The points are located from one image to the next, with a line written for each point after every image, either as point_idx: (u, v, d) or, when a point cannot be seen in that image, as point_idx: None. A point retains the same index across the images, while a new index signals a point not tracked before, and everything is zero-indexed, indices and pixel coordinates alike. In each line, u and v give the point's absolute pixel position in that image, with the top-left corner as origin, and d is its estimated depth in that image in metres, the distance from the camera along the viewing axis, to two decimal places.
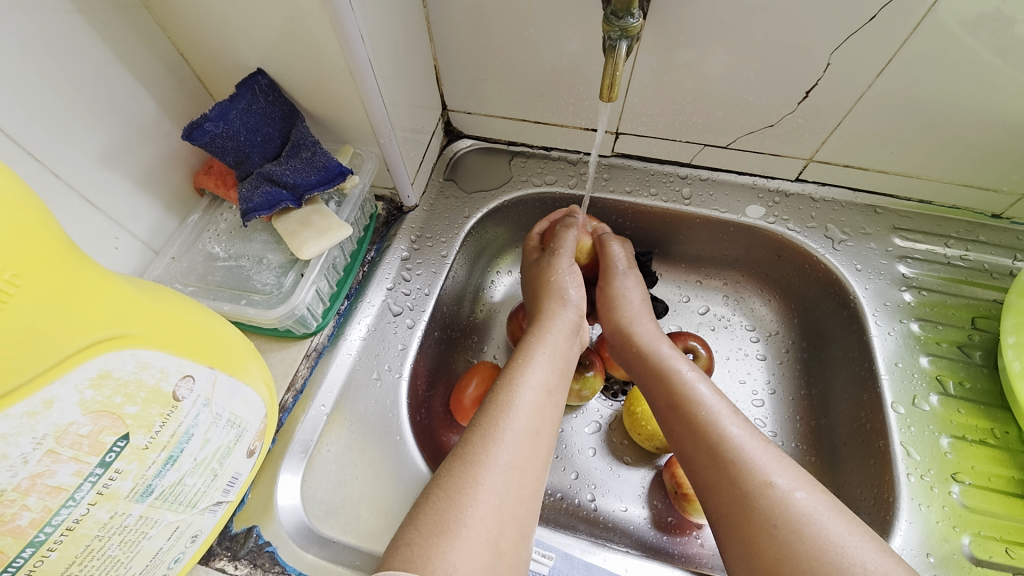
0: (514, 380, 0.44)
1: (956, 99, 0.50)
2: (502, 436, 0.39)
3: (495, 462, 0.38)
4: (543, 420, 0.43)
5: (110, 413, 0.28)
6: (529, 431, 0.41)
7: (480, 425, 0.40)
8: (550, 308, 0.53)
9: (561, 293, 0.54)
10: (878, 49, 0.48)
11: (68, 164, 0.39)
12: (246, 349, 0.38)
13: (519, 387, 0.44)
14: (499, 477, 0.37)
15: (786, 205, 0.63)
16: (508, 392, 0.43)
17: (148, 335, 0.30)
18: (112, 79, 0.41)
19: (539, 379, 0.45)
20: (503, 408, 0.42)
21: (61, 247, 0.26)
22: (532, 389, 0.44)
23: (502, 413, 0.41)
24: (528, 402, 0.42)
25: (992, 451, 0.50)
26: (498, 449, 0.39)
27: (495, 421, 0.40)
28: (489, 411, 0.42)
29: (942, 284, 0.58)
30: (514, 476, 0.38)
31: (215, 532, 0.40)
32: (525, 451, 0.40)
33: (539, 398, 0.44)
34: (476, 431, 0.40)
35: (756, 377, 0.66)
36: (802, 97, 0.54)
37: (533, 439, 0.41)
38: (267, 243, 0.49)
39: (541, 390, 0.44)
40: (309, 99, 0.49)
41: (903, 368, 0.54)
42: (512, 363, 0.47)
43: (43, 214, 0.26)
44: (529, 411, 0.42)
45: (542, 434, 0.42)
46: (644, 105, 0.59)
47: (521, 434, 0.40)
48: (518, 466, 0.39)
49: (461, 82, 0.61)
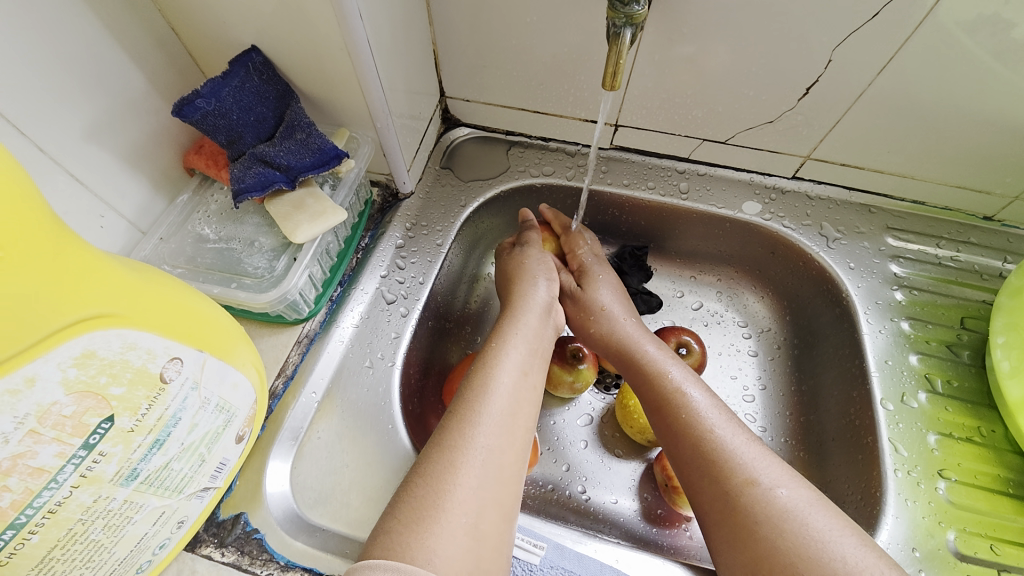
0: (491, 364, 0.44)
1: (954, 100, 0.50)
2: (480, 419, 0.39)
3: (472, 446, 0.38)
4: (520, 403, 0.42)
5: (94, 394, 0.27)
6: (506, 414, 0.40)
7: (458, 411, 0.40)
8: (526, 294, 0.53)
9: (539, 278, 0.54)
10: (880, 48, 0.47)
11: (52, 139, 0.38)
12: (236, 332, 0.37)
13: (495, 369, 0.43)
14: (479, 461, 0.37)
15: (782, 202, 0.64)
16: (484, 375, 0.43)
17: (135, 315, 0.29)
18: (99, 51, 0.40)
19: (515, 363, 0.45)
20: (479, 392, 0.41)
21: (45, 220, 0.25)
22: (508, 372, 0.43)
23: (480, 398, 0.41)
24: (505, 387, 0.42)
25: (978, 449, 0.51)
26: (476, 433, 0.38)
27: (472, 406, 0.40)
28: (465, 396, 0.41)
29: (933, 284, 0.59)
30: (492, 458, 0.38)
31: (202, 518, 0.40)
32: (502, 433, 0.39)
33: (515, 380, 0.43)
34: (452, 416, 0.40)
35: (747, 373, 0.66)
36: (802, 94, 0.53)
37: (509, 422, 0.40)
38: (259, 226, 0.48)
39: (517, 373, 0.44)
40: (305, 80, 0.48)
41: (893, 366, 0.55)
42: (491, 347, 0.46)
43: (25, 184, 0.24)
44: (506, 394, 0.42)
45: (520, 416, 0.42)
46: (645, 97, 0.58)
47: (498, 417, 0.40)
48: (496, 448, 0.38)
49: (460, 68, 0.60)
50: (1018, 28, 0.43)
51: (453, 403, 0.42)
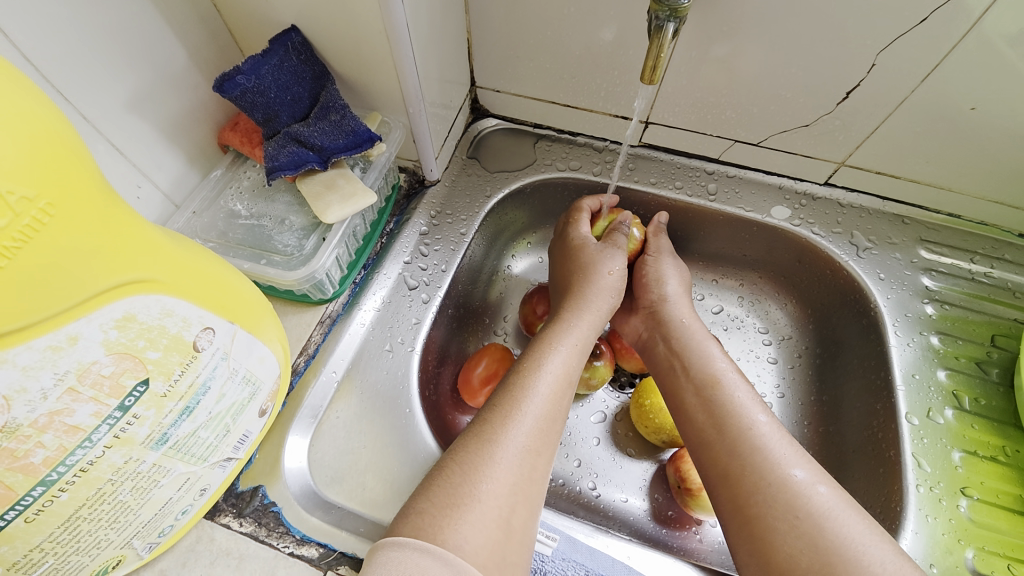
0: (537, 365, 0.44)
1: (1001, 112, 0.48)
2: (520, 418, 0.39)
3: (510, 441, 0.38)
4: (560, 407, 0.42)
5: (131, 356, 0.28)
6: (546, 416, 0.40)
7: (499, 406, 0.40)
8: (583, 286, 0.52)
9: (610, 288, 0.52)
10: (926, 54, 0.46)
11: (95, 106, 0.39)
12: (263, 308, 0.37)
13: (541, 372, 0.43)
14: (516, 458, 0.37)
15: (812, 208, 0.63)
16: (530, 376, 0.43)
17: (172, 283, 0.29)
18: (144, 23, 0.41)
19: (558, 366, 0.44)
20: (522, 392, 0.41)
21: (94, 184, 0.25)
22: (552, 375, 0.43)
23: (523, 396, 0.41)
24: (546, 389, 0.42)
25: (1002, 469, 0.49)
26: (515, 431, 0.38)
27: (513, 403, 0.40)
28: (512, 390, 0.41)
29: (965, 299, 0.57)
30: (528, 458, 0.38)
31: (222, 488, 0.40)
32: (540, 436, 0.39)
33: (559, 385, 0.43)
34: (494, 411, 0.40)
35: (766, 380, 0.66)
36: (841, 98, 0.52)
37: (548, 426, 0.40)
38: (290, 205, 0.49)
39: (562, 378, 0.44)
40: (341, 61, 0.48)
41: (920, 380, 0.53)
42: (534, 349, 0.46)
43: (78, 146, 0.24)
44: (548, 397, 0.42)
45: (557, 422, 0.41)
46: (678, 94, 0.57)
47: (538, 419, 0.40)
48: (533, 449, 0.38)
49: (493, 58, 0.60)
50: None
51: (497, 393, 0.42)
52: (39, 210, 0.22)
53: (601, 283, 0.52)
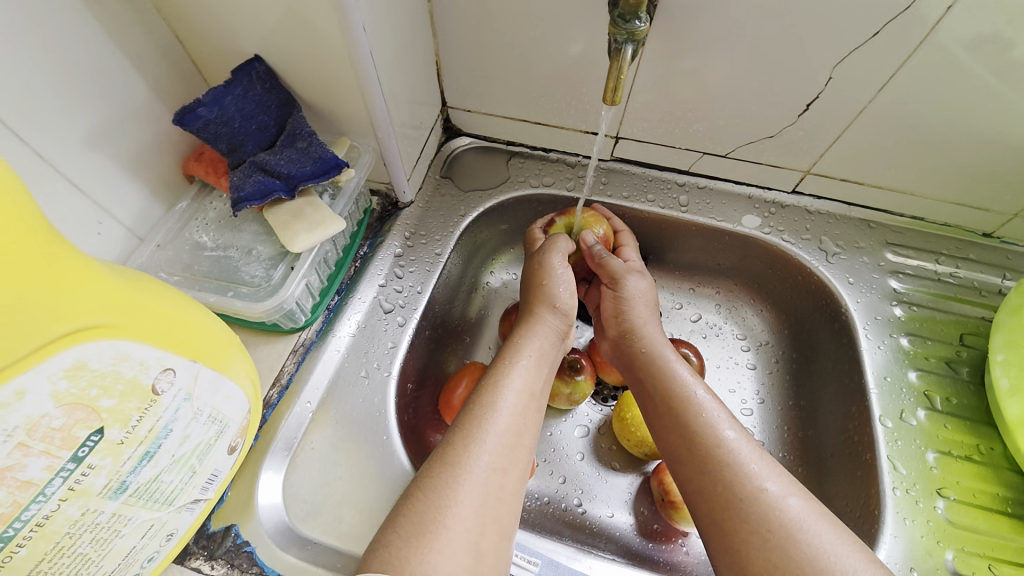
0: (499, 382, 0.43)
1: (955, 117, 0.50)
2: (485, 436, 0.39)
3: (475, 462, 0.37)
4: (526, 424, 0.42)
5: (84, 405, 0.27)
6: (511, 432, 0.40)
7: (462, 425, 0.40)
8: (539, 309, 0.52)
9: (553, 301, 0.51)
10: (880, 65, 0.48)
11: (51, 144, 0.38)
12: (231, 341, 0.37)
13: (503, 388, 0.43)
14: (482, 478, 0.37)
15: (782, 216, 0.64)
16: (492, 393, 0.42)
17: (129, 325, 0.29)
18: (101, 58, 0.40)
19: (523, 383, 0.44)
20: (484, 409, 0.41)
21: (18, 219, 0.24)
22: (515, 392, 0.43)
23: (487, 414, 0.40)
24: (511, 404, 0.42)
25: (977, 468, 0.50)
26: (480, 450, 0.38)
27: (478, 421, 0.40)
28: (472, 410, 0.41)
29: (932, 300, 0.59)
30: (495, 477, 0.37)
31: (192, 531, 0.39)
32: (506, 453, 0.39)
33: (523, 401, 0.43)
34: (458, 431, 0.39)
35: (745, 387, 0.66)
36: (803, 109, 0.53)
37: (513, 442, 0.40)
38: (257, 234, 0.48)
39: (525, 394, 0.43)
40: (307, 89, 0.48)
41: (891, 382, 0.54)
42: (498, 364, 0.45)
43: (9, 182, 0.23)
44: (512, 413, 0.41)
45: (525, 438, 0.41)
46: (645, 109, 0.58)
47: (504, 435, 0.39)
48: (499, 468, 0.38)
49: (462, 79, 0.61)
50: (1019, 47, 0.44)
51: (467, 403, 0.42)
52: None
53: (559, 299, 0.52)
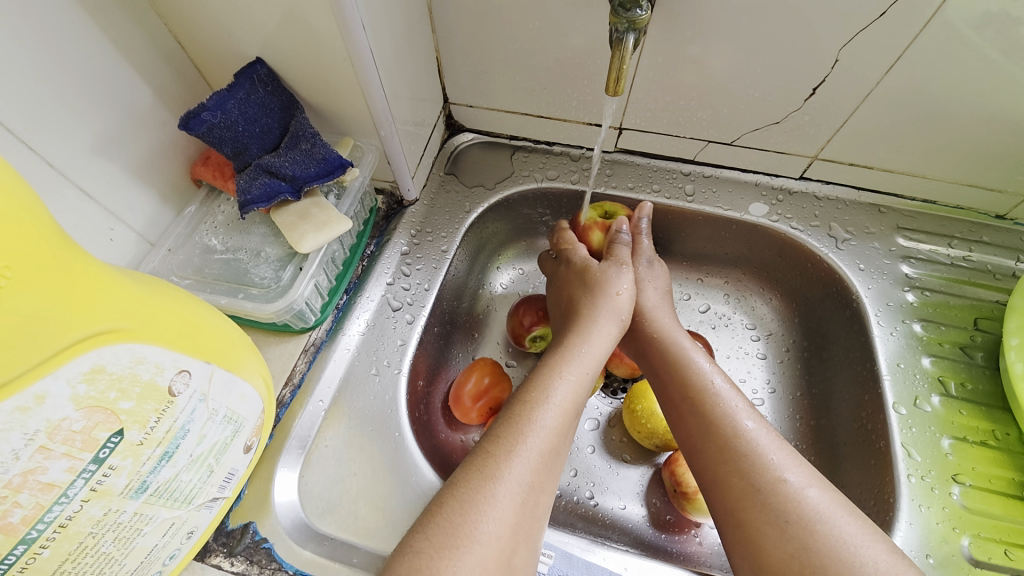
0: (545, 394, 0.43)
1: (964, 97, 0.49)
2: (524, 453, 0.39)
3: (512, 479, 0.37)
4: (564, 437, 0.42)
5: (103, 408, 0.27)
6: (552, 450, 0.40)
7: (504, 439, 0.39)
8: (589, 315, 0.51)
9: (615, 312, 0.51)
10: (886, 46, 0.47)
11: (60, 152, 0.39)
12: (242, 343, 0.37)
13: (549, 402, 0.42)
14: (518, 496, 0.37)
15: (789, 203, 0.63)
16: (537, 407, 0.42)
17: (144, 329, 0.29)
18: (105, 66, 0.41)
19: (568, 395, 0.44)
20: (529, 424, 0.40)
21: (42, 227, 0.25)
22: (560, 405, 0.43)
23: (529, 429, 0.40)
24: (554, 421, 0.41)
25: (993, 453, 0.50)
26: (520, 469, 0.38)
27: (520, 438, 0.39)
28: (513, 422, 0.40)
29: (944, 284, 0.58)
30: (530, 494, 0.38)
31: (211, 528, 0.39)
32: (543, 470, 0.39)
33: (566, 415, 0.43)
34: (497, 442, 0.39)
35: (755, 377, 0.66)
36: (808, 94, 0.53)
37: (550, 458, 0.40)
38: (265, 236, 0.49)
39: (569, 407, 0.43)
40: (309, 90, 0.48)
41: (905, 369, 0.54)
42: (539, 375, 0.45)
43: (18, 189, 0.24)
44: (554, 429, 0.41)
45: (560, 453, 0.41)
46: (648, 99, 0.58)
47: (542, 452, 0.40)
48: (535, 484, 0.38)
49: (462, 74, 0.61)
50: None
51: (500, 417, 0.42)
52: None
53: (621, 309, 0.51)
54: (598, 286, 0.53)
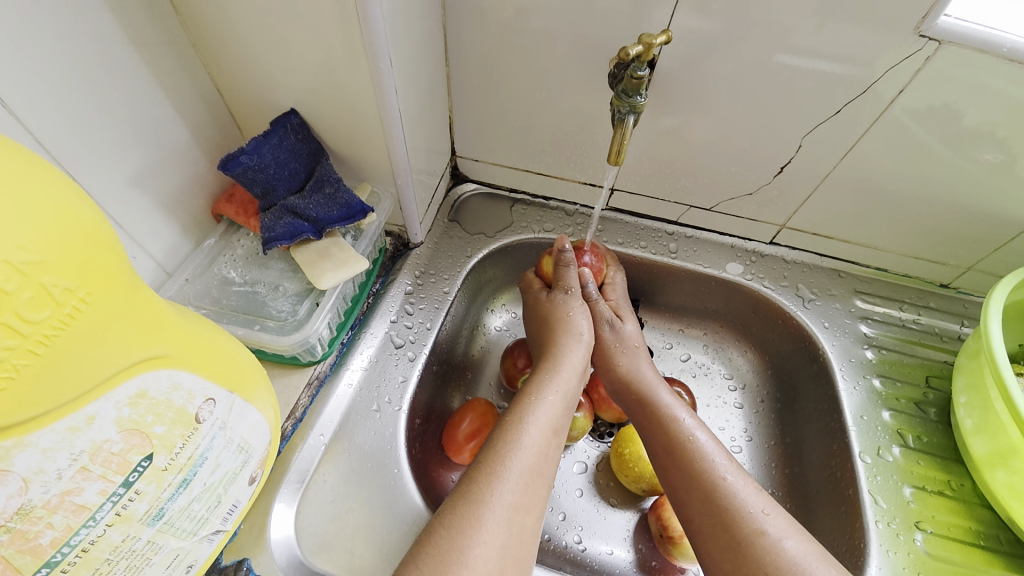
0: (522, 419, 0.45)
1: (906, 182, 0.57)
2: (507, 474, 0.41)
3: (496, 501, 0.39)
4: (546, 461, 0.44)
5: (140, 432, 0.28)
6: (532, 471, 0.42)
7: (485, 463, 0.42)
8: (561, 344, 0.54)
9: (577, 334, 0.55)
10: (841, 137, 0.55)
11: (100, 183, 0.41)
12: (259, 373, 0.38)
13: (527, 426, 0.45)
14: (502, 519, 0.38)
15: (762, 265, 0.70)
16: (515, 431, 0.44)
17: (183, 356, 0.31)
18: (152, 108, 0.44)
19: (546, 420, 0.46)
20: (507, 447, 0.43)
21: (117, 259, 0.27)
22: (538, 429, 0.45)
23: (508, 452, 0.42)
24: (533, 443, 0.44)
25: (950, 502, 0.54)
26: (502, 490, 0.40)
27: (500, 460, 0.42)
28: (493, 449, 0.43)
29: (899, 344, 0.65)
30: (515, 518, 0.39)
31: (208, 564, 0.39)
32: (527, 492, 0.41)
33: (546, 438, 0.45)
34: (480, 469, 0.41)
35: (734, 425, 0.70)
36: (777, 171, 0.60)
37: (534, 480, 0.42)
38: (283, 271, 0.51)
39: (548, 430, 0.46)
40: (335, 139, 0.52)
41: (868, 421, 0.59)
42: (518, 402, 0.47)
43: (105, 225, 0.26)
44: (534, 451, 0.43)
45: (544, 476, 0.43)
46: (639, 165, 0.65)
47: (523, 474, 0.41)
48: (519, 507, 0.40)
49: (472, 131, 0.66)
50: (965, 118, 0.50)
51: (484, 447, 0.44)
52: (77, 300, 0.24)
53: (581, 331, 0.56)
54: (563, 320, 0.56)
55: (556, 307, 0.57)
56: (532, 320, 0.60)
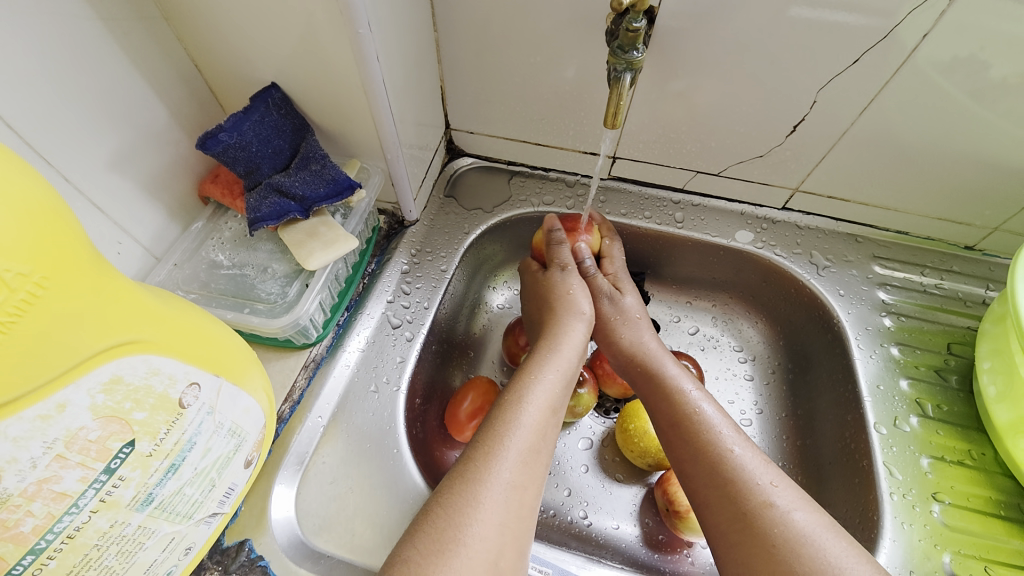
0: (521, 397, 0.44)
1: (931, 138, 0.53)
2: (506, 453, 0.40)
3: (495, 480, 0.38)
4: (544, 439, 0.43)
5: (119, 418, 0.28)
6: (531, 448, 0.41)
7: (484, 442, 0.41)
8: (561, 322, 0.53)
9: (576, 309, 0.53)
10: (859, 91, 0.51)
11: (78, 167, 0.40)
12: (249, 358, 0.38)
13: (526, 404, 0.44)
14: (500, 497, 0.37)
15: (773, 231, 0.66)
16: (514, 409, 0.43)
17: (160, 341, 0.30)
18: (126, 87, 0.42)
19: (544, 397, 0.45)
20: (506, 426, 0.42)
21: (78, 242, 0.26)
22: (537, 407, 0.44)
23: (507, 430, 0.41)
24: (532, 421, 0.42)
25: (970, 472, 0.52)
26: (501, 468, 0.39)
27: (499, 439, 0.41)
28: (492, 427, 0.42)
29: (919, 310, 0.61)
30: (514, 495, 0.38)
31: (208, 546, 0.39)
32: (525, 469, 0.40)
33: (544, 416, 0.44)
34: (478, 448, 0.40)
35: (744, 398, 0.68)
36: (790, 131, 0.57)
37: (533, 458, 0.41)
38: (272, 252, 0.50)
39: (547, 408, 0.44)
40: (320, 114, 0.50)
41: (884, 391, 0.56)
42: (517, 380, 0.46)
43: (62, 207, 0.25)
44: (532, 429, 0.42)
45: (542, 453, 0.42)
46: (641, 131, 0.61)
47: (522, 452, 0.40)
48: (518, 485, 0.39)
49: (466, 102, 0.63)
50: (995, 68, 0.46)
51: (483, 425, 0.43)
52: (33, 285, 0.23)
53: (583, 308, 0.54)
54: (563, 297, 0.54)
55: (555, 284, 0.56)
56: (531, 297, 0.59)
